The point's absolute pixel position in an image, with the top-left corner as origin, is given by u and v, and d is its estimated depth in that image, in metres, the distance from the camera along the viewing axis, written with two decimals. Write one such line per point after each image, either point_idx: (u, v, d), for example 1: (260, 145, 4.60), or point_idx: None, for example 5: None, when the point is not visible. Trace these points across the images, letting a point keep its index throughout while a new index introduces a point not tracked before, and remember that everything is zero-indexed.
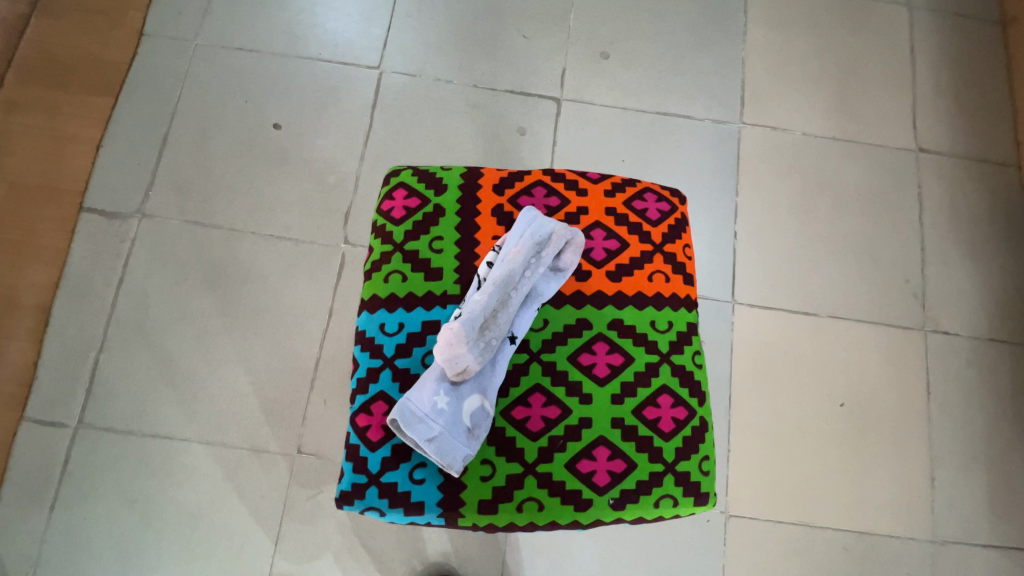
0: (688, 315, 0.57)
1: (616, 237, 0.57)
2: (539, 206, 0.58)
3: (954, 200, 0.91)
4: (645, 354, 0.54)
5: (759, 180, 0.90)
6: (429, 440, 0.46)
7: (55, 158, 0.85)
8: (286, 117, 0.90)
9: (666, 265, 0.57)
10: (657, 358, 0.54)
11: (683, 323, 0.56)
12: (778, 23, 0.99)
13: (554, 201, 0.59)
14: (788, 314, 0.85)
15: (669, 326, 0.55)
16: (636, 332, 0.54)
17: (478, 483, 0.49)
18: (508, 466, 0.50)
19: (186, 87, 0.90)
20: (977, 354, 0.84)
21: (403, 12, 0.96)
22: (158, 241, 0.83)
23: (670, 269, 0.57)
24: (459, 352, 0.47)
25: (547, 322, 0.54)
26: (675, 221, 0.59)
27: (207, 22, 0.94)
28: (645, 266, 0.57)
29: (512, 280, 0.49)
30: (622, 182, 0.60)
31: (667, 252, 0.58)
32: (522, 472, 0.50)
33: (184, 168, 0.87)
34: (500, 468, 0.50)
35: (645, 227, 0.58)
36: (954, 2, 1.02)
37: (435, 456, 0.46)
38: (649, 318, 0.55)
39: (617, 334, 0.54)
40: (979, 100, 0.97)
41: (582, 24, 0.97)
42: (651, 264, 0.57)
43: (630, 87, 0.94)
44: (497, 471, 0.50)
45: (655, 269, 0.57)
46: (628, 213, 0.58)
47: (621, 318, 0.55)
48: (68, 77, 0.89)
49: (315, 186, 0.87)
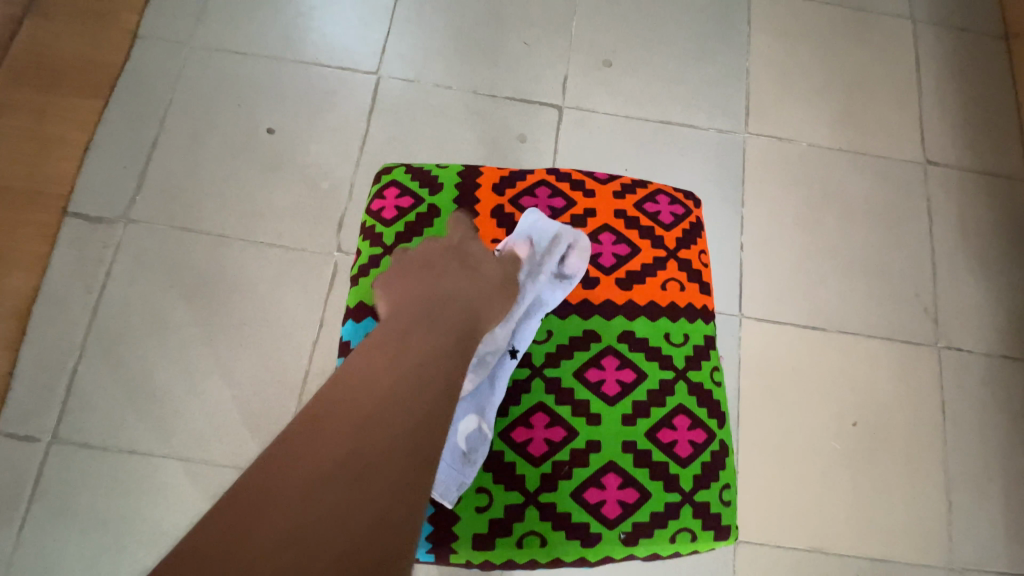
0: (705, 326, 0.54)
1: (627, 242, 0.55)
2: (543, 207, 0.56)
3: (962, 212, 0.89)
4: (659, 370, 0.51)
5: (764, 191, 0.88)
6: None
7: (41, 161, 0.82)
8: (280, 122, 0.88)
9: (681, 272, 0.54)
10: (673, 374, 0.51)
11: (699, 336, 0.53)
12: (782, 33, 0.98)
13: (559, 202, 0.56)
14: (796, 328, 0.82)
15: (685, 338, 0.52)
16: (649, 346, 0.51)
17: (474, 514, 0.46)
18: (507, 495, 0.46)
19: (179, 90, 0.88)
20: (991, 371, 0.82)
21: (402, 17, 0.94)
22: (143, 247, 0.80)
23: (685, 277, 0.54)
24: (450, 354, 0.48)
25: (551, 334, 0.51)
26: (690, 225, 0.57)
27: (202, 25, 0.92)
28: (658, 273, 0.54)
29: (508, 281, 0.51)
30: (633, 183, 0.57)
31: (682, 258, 0.55)
32: (522, 502, 0.46)
33: (174, 173, 0.84)
34: (497, 497, 0.46)
35: (658, 231, 0.55)
36: (958, 15, 1.01)
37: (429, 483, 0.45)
38: (663, 330, 0.52)
39: (628, 348, 0.51)
40: (985, 113, 0.95)
41: (584, 31, 0.95)
42: (665, 271, 0.54)
43: (633, 95, 0.92)
44: (494, 500, 0.46)
45: (669, 277, 0.54)
46: (640, 216, 0.56)
47: (633, 331, 0.52)
48: (58, 78, 0.87)
49: (308, 192, 0.84)
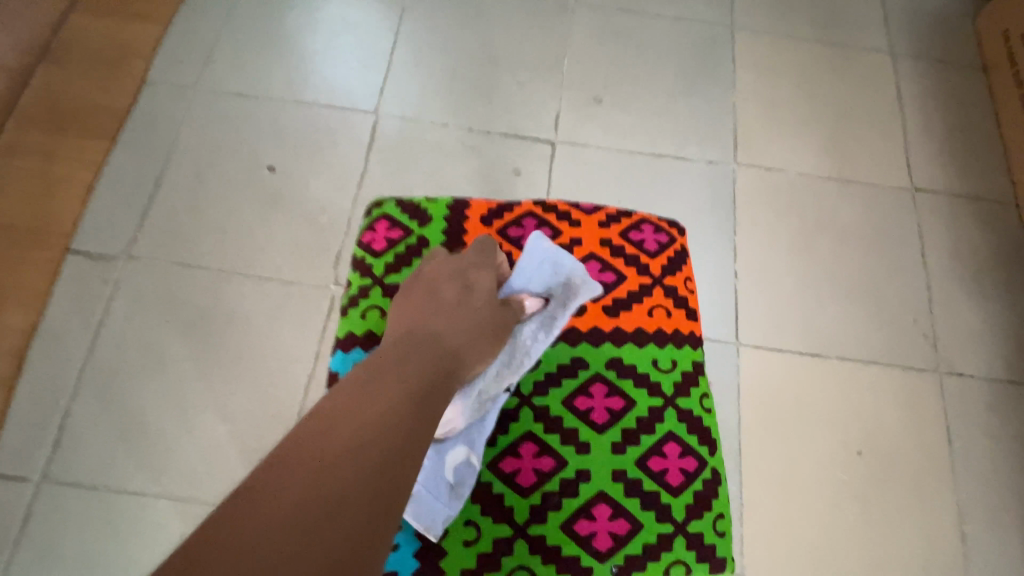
0: (692, 355, 0.68)
1: (612, 271, 0.72)
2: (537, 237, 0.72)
3: (955, 237, 0.90)
4: (645, 402, 0.66)
5: (757, 219, 0.90)
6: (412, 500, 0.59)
7: (47, 201, 0.84)
8: (280, 159, 0.90)
9: (665, 300, 0.70)
10: (660, 404, 0.66)
11: (684, 365, 0.68)
12: (767, 69, 1.02)
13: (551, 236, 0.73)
14: (796, 355, 0.81)
15: (668, 369, 0.68)
16: (633, 378, 0.67)
17: (491, 524, 0.61)
18: (513, 504, 0.61)
19: (183, 131, 0.91)
20: (995, 396, 0.81)
21: (400, 59, 0.98)
22: (142, 283, 0.81)
23: (668, 304, 0.71)
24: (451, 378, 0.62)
25: (542, 370, 0.67)
26: (672, 255, 0.74)
27: (207, 70, 0.96)
28: (642, 300, 0.71)
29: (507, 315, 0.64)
30: (617, 216, 0.76)
31: (662, 285, 0.72)
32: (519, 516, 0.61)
33: (175, 211, 0.86)
34: (505, 507, 0.61)
35: (642, 260, 0.72)
36: (937, 49, 1.05)
37: (416, 518, 0.58)
38: (650, 361, 0.68)
39: (614, 379, 0.67)
40: (970, 140, 0.98)
41: (574, 70, 0.99)
42: (648, 299, 0.71)
43: (623, 129, 0.95)
44: (493, 513, 0.61)
45: (652, 304, 0.71)
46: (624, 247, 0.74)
47: (616, 365, 0.68)
48: (68, 122, 0.90)
49: (306, 227, 0.86)
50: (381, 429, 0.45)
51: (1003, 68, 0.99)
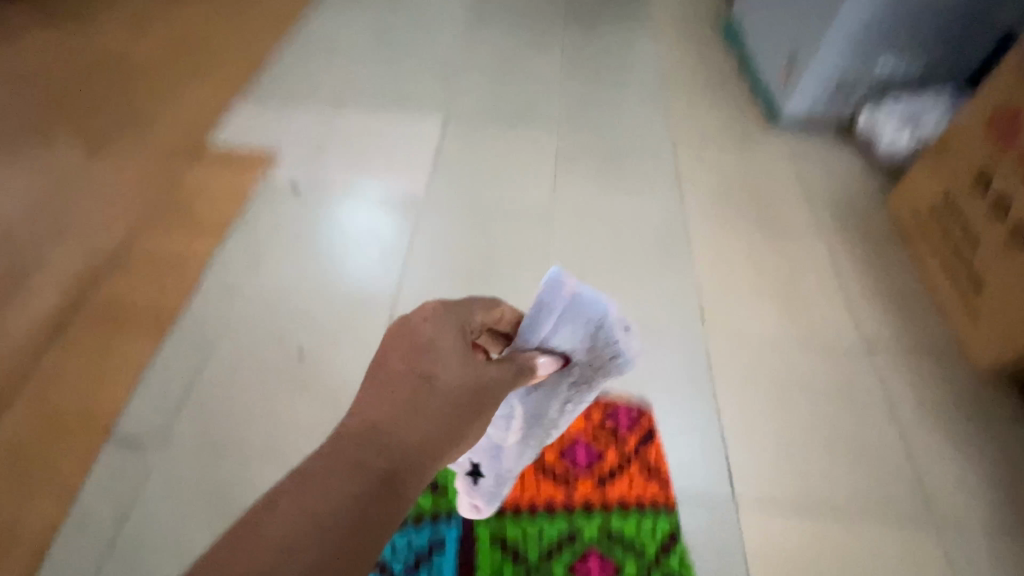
0: (666, 521, 0.88)
1: (596, 454, 0.94)
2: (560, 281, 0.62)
3: (916, 392, 1.05)
4: (632, 564, 0.84)
5: (733, 382, 1.03)
6: (474, 508, 0.81)
7: (93, 394, 0.96)
8: (307, 342, 1.04)
9: (638, 475, 0.92)
10: (644, 566, 0.84)
11: (663, 532, 0.87)
12: (721, 254, 1.24)
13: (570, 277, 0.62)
14: (794, 510, 0.90)
15: (650, 533, 0.87)
16: (621, 544, 0.86)
17: None
18: None
19: (219, 329, 1.06)
20: (985, 544, 0.89)
21: (412, 252, 1.19)
22: (177, 473, 0.90)
23: (642, 477, 0.92)
24: (496, 472, 0.76)
25: (550, 541, 0.86)
26: (642, 436, 0.96)
27: (251, 274, 1.14)
28: (620, 477, 0.92)
29: (542, 418, 0.71)
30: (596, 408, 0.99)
31: (637, 463, 0.93)
32: None
33: (207, 402, 0.97)
34: None
35: (617, 443, 0.95)
36: (865, 238, 1.35)
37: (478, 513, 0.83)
38: (632, 530, 0.87)
39: (605, 547, 0.86)
40: (907, 308, 1.20)
41: (561, 257, 1.20)
42: (626, 475, 0.92)
43: (608, 306, 1.12)
44: None
45: (629, 478, 0.92)
46: (603, 434, 0.96)
47: (608, 533, 0.87)
48: (125, 324, 1.06)
49: (329, 410, 0.96)
50: (325, 538, 0.37)
51: (920, 253, 1.28)
